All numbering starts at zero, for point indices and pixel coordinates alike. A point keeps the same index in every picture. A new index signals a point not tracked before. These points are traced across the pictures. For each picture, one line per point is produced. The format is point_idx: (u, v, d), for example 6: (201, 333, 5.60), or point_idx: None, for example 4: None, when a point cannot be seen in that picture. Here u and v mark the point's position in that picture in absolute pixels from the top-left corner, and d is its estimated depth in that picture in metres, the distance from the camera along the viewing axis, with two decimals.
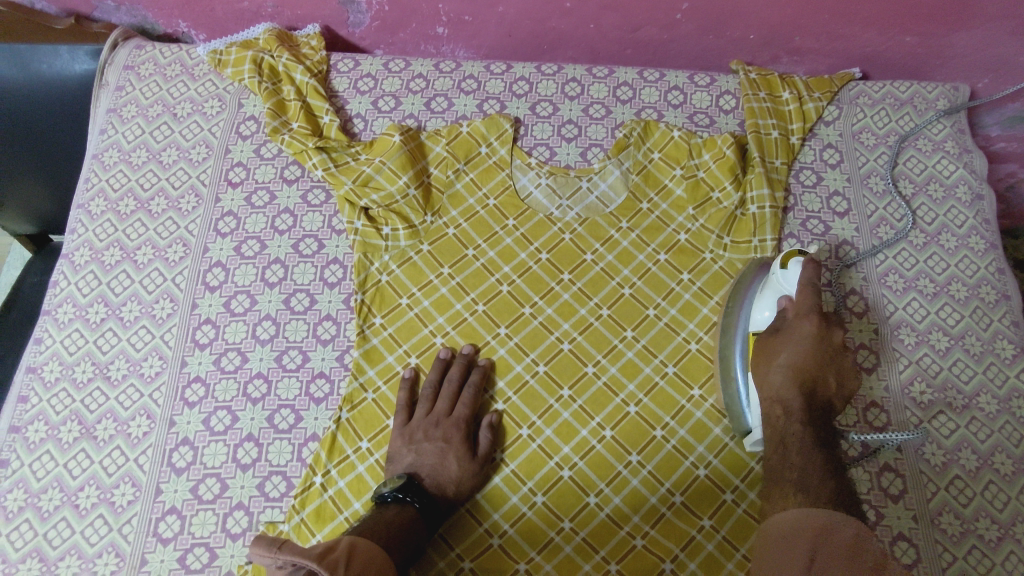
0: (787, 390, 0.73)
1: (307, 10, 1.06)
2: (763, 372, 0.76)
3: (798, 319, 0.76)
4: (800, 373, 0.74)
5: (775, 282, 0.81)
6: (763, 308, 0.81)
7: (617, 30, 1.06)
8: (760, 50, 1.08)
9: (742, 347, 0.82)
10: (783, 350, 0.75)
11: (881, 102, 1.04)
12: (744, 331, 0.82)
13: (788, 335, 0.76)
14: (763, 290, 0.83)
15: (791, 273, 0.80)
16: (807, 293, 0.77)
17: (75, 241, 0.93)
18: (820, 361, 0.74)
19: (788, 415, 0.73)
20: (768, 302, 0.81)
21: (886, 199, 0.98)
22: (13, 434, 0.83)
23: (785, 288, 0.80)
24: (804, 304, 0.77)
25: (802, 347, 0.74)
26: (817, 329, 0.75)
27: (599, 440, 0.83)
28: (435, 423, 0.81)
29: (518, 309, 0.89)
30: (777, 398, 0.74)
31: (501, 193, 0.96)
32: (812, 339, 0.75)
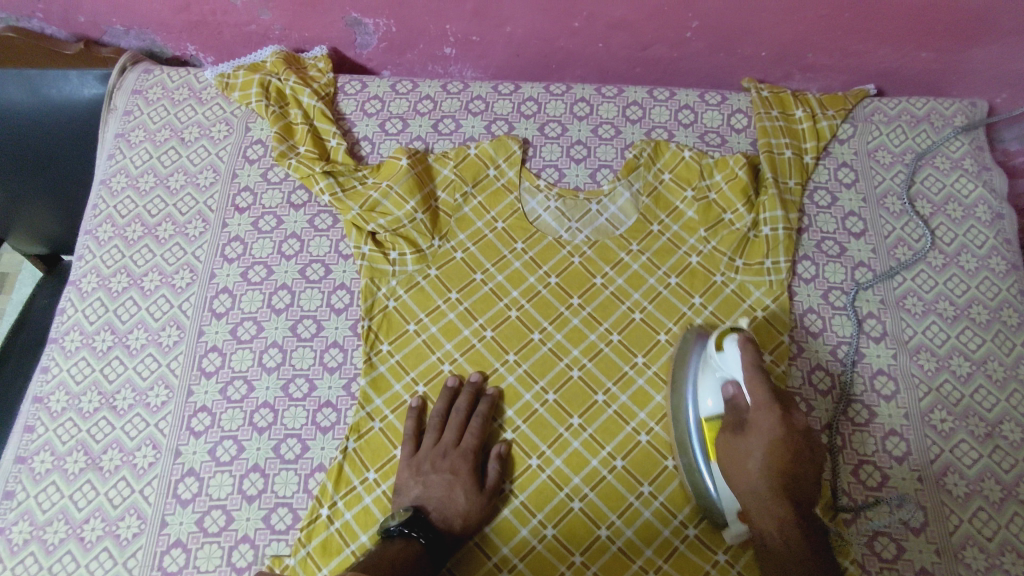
0: (771, 497, 0.69)
1: (315, 32, 1.06)
2: (742, 478, 0.71)
3: (759, 412, 0.71)
4: (778, 476, 0.69)
5: (713, 366, 0.77)
6: (707, 396, 0.77)
7: (627, 49, 1.05)
8: (772, 67, 1.07)
9: (697, 437, 0.77)
10: (755, 451, 0.70)
11: (896, 120, 1.02)
12: (695, 419, 0.78)
13: (756, 433, 0.71)
14: (704, 371, 0.78)
15: (729, 356, 0.75)
16: (755, 381, 0.71)
17: (82, 268, 0.93)
18: (794, 456, 0.70)
19: (783, 527, 0.68)
20: (712, 389, 0.76)
21: (904, 219, 0.95)
22: (19, 465, 0.82)
23: (728, 372, 0.75)
24: (757, 393, 0.71)
25: (773, 447, 0.69)
26: (780, 421, 0.70)
27: (610, 470, 0.81)
28: (442, 454, 0.80)
29: (527, 335, 0.88)
30: (765, 506, 0.69)
31: (510, 216, 0.95)
32: (780, 434, 0.70)
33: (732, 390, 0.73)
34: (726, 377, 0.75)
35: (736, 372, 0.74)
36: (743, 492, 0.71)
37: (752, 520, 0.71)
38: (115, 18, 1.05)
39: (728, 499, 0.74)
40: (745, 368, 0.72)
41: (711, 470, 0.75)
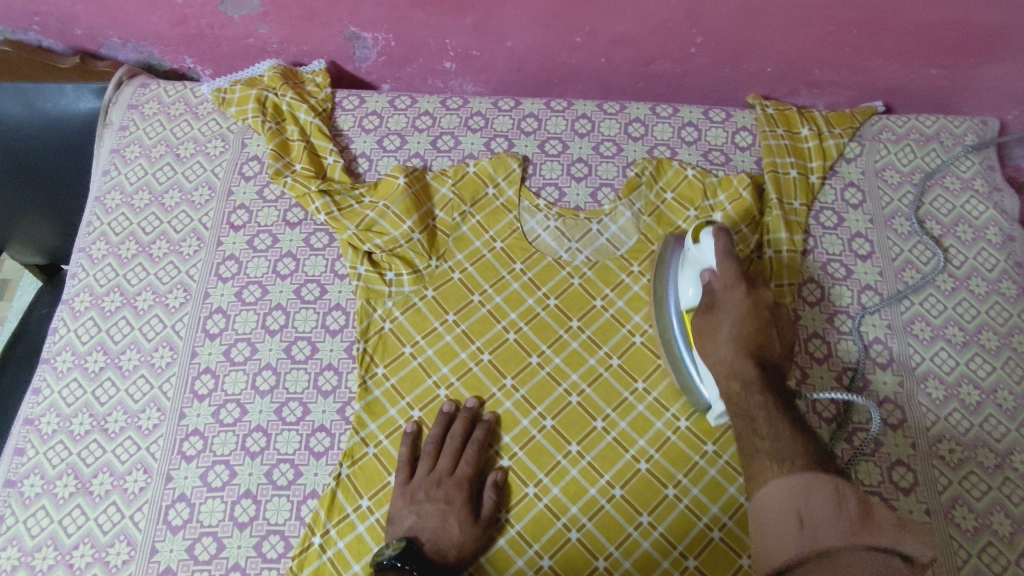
0: (738, 361, 0.69)
1: (313, 46, 1.05)
2: (712, 351, 0.72)
3: (728, 290, 0.73)
4: (743, 343, 0.70)
5: (693, 257, 0.80)
6: (688, 286, 0.79)
7: (629, 64, 1.03)
8: (777, 83, 1.04)
9: (679, 327, 0.80)
10: (723, 324, 0.72)
11: (905, 138, 1.00)
12: (677, 311, 0.81)
13: (724, 308, 0.73)
14: (684, 265, 0.82)
15: (705, 245, 0.78)
16: (726, 261, 0.74)
17: (75, 287, 0.92)
18: (760, 327, 0.71)
19: (747, 387, 0.67)
20: (691, 279, 0.79)
21: (912, 241, 0.93)
22: (8, 488, 0.81)
23: (705, 261, 0.78)
24: (727, 272, 0.74)
25: (741, 317, 0.71)
26: (747, 295, 0.72)
27: (608, 500, 0.79)
28: (437, 482, 0.78)
29: (526, 359, 0.86)
30: (732, 372, 0.69)
31: (509, 235, 0.93)
32: (746, 306, 0.72)
33: (707, 275, 0.75)
34: (702, 266, 0.79)
35: (711, 258, 0.77)
36: (713, 364, 0.71)
37: (722, 388, 0.70)
38: (112, 30, 1.04)
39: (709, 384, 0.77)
40: (718, 251, 0.75)
41: (693, 357, 0.78)
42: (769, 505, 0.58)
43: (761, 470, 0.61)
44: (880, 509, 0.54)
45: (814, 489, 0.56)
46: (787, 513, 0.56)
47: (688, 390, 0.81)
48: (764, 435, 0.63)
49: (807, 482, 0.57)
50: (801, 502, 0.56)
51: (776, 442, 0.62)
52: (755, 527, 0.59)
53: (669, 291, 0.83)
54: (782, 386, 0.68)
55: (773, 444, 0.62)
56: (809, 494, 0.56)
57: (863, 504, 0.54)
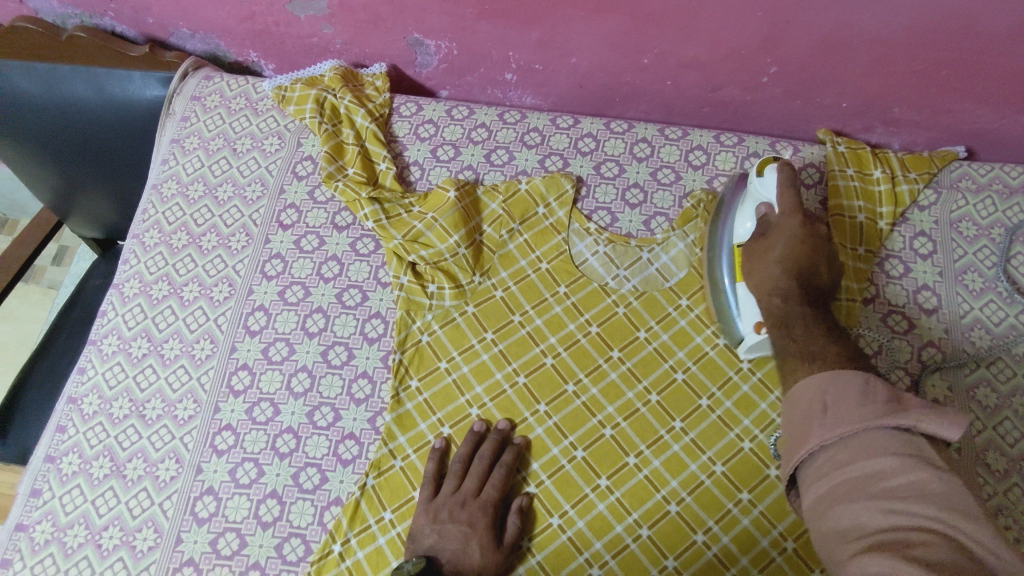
0: (782, 278, 0.72)
1: (376, 49, 1.04)
2: (760, 272, 0.74)
3: (786, 216, 0.75)
4: (792, 263, 0.72)
5: (755, 191, 0.81)
6: (745, 220, 0.82)
7: (696, 89, 1.00)
8: (852, 119, 1.00)
9: (727, 261, 0.83)
10: (775, 247, 0.74)
11: (986, 189, 0.95)
12: (728, 244, 0.84)
13: (779, 231, 0.75)
14: (744, 200, 0.84)
15: (768, 179, 0.80)
16: (788, 191, 0.77)
17: (126, 272, 0.94)
18: (812, 253, 0.73)
19: (787, 299, 0.71)
20: (750, 213, 0.81)
21: (984, 300, 0.88)
22: (47, 464, 0.83)
23: (766, 195, 0.80)
24: (787, 200, 0.76)
25: (795, 240, 0.73)
26: (804, 221, 0.74)
27: (634, 539, 0.76)
28: (461, 504, 0.77)
29: (561, 386, 0.84)
30: (775, 288, 0.72)
31: (555, 257, 0.91)
32: (803, 231, 0.73)
33: (765, 208, 0.79)
34: (762, 200, 0.81)
35: (772, 193, 0.79)
36: (758, 282, 0.74)
37: (762, 305, 0.74)
38: (182, 21, 1.05)
39: (747, 314, 0.79)
40: (780, 181, 0.77)
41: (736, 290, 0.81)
42: (798, 399, 0.60)
43: (793, 369, 0.64)
44: (910, 397, 0.56)
45: (842, 380, 0.58)
46: (814, 401, 0.58)
47: (726, 324, 0.83)
48: (798, 339, 0.67)
49: (837, 374, 0.59)
50: (828, 391, 0.58)
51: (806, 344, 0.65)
52: (784, 422, 0.61)
53: (724, 224, 0.85)
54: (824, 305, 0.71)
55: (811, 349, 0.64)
56: (837, 385, 0.58)
57: (890, 391, 0.56)
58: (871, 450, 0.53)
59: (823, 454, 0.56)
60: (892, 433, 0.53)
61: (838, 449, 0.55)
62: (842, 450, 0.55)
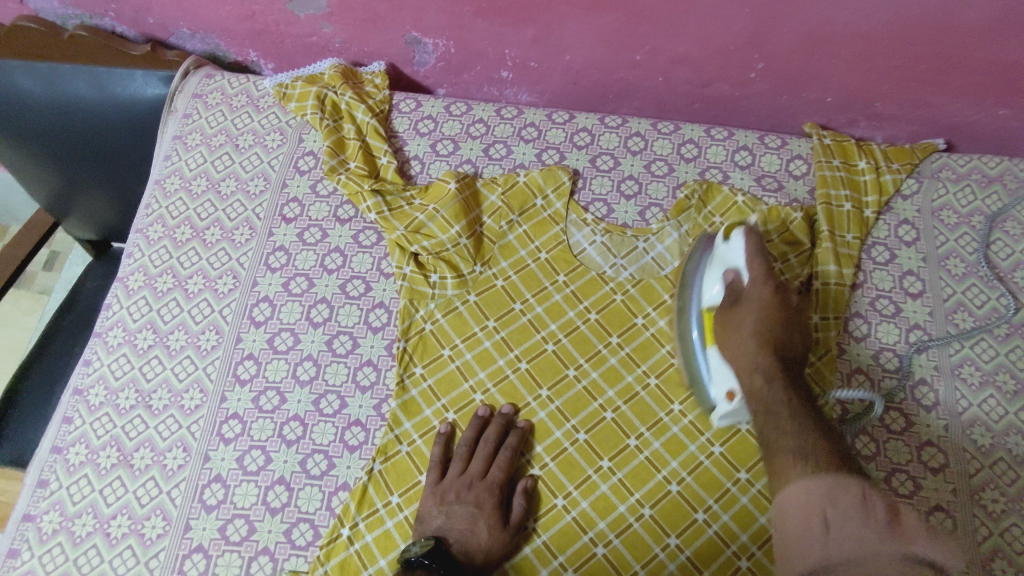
0: (762, 356, 0.69)
1: (374, 48, 1.07)
2: (735, 346, 0.72)
3: (755, 287, 0.74)
4: (766, 339, 0.70)
5: (723, 256, 0.79)
6: (713, 284, 0.79)
7: (687, 85, 1.03)
8: (836, 113, 1.03)
9: (698, 325, 0.80)
10: (748, 320, 0.72)
11: (965, 178, 0.99)
12: (698, 307, 0.80)
13: (750, 304, 0.73)
14: (712, 264, 0.81)
15: (735, 245, 0.78)
16: (755, 261, 0.75)
17: (131, 265, 0.95)
18: (784, 327, 0.72)
19: (770, 381, 0.67)
20: (716, 278, 0.79)
21: (966, 283, 0.91)
22: (54, 455, 0.83)
23: (732, 261, 0.77)
24: (755, 269, 0.75)
25: (766, 315, 0.72)
26: (775, 294, 0.73)
27: (637, 518, 0.78)
28: (468, 485, 0.79)
29: (562, 370, 0.86)
30: (755, 366, 0.69)
31: (554, 247, 0.94)
32: (773, 304, 0.73)
33: (733, 275, 0.76)
34: (729, 265, 0.78)
35: (738, 259, 0.76)
36: (735, 357, 0.71)
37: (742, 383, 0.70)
38: (182, 21, 1.07)
39: (720, 380, 0.76)
40: (747, 250, 0.76)
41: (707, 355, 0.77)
42: (793, 507, 0.57)
43: (782, 466, 0.61)
44: (908, 514, 0.54)
45: (842, 492, 0.55)
46: (811, 515, 0.55)
47: (697, 389, 0.80)
48: (791, 432, 0.63)
49: (832, 485, 0.56)
50: (827, 504, 0.55)
51: (800, 442, 0.61)
52: (779, 531, 0.58)
53: (693, 286, 0.83)
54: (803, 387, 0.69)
55: (798, 443, 0.61)
56: (834, 500, 0.55)
57: (892, 509, 0.54)
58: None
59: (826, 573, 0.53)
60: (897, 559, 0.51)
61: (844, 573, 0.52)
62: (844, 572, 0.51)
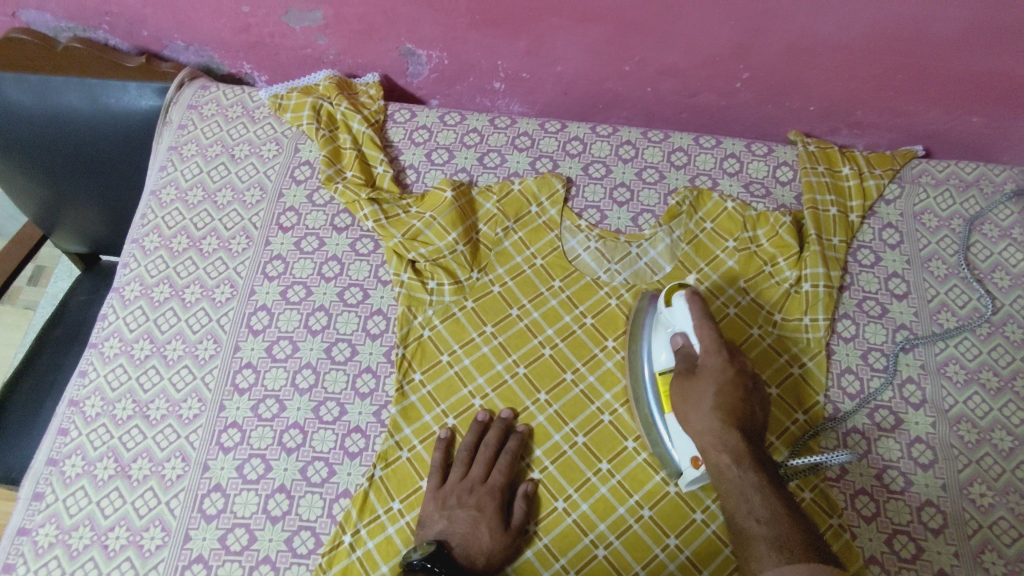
0: (725, 433, 0.70)
1: (368, 59, 1.08)
2: (697, 421, 0.72)
3: (708, 355, 0.73)
4: (726, 412, 0.71)
5: (666, 320, 0.80)
6: (661, 351, 0.80)
7: (675, 95, 1.06)
8: (819, 122, 1.07)
9: (653, 391, 0.82)
10: (707, 393, 0.72)
11: (944, 183, 1.02)
12: (651, 374, 0.82)
13: (706, 374, 0.73)
14: (657, 329, 0.83)
15: (676, 309, 0.78)
16: (704, 325, 0.74)
17: (126, 275, 0.95)
18: (740, 395, 0.72)
19: (738, 461, 0.68)
20: (663, 344, 0.80)
21: (948, 285, 0.94)
22: (50, 467, 0.83)
23: (677, 326, 0.78)
24: (705, 337, 0.74)
25: (723, 386, 0.72)
26: (728, 362, 0.73)
27: (637, 520, 0.79)
28: (469, 489, 0.79)
29: (560, 375, 0.88)
30: (721, 443, 0.70)
31: (549, 253, 0.95)
32: (729, 373, 0.73)
33: (680, 341, 0.77)
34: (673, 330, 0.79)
35: (683, 323, 0.77)
36: (700, 433, 0.72)
37: (709, 460, 0.70)
38: (176, 33, 1.07)
39: (683, 447, 0.77)
40: (693, 316, 0.75)
41: (667, 421, 0.79)
42: None
43: (758, 555, 0.62)
44: None
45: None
46: None
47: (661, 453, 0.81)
48: (761, 516, 0.64)
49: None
50: None
51: (772, 527, 0.63)
52: None
53: (643, 353, 0.84)
54: (765, 456, 0.70)
55: (771, 530, 0.63)
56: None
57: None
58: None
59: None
60: None
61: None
62: None
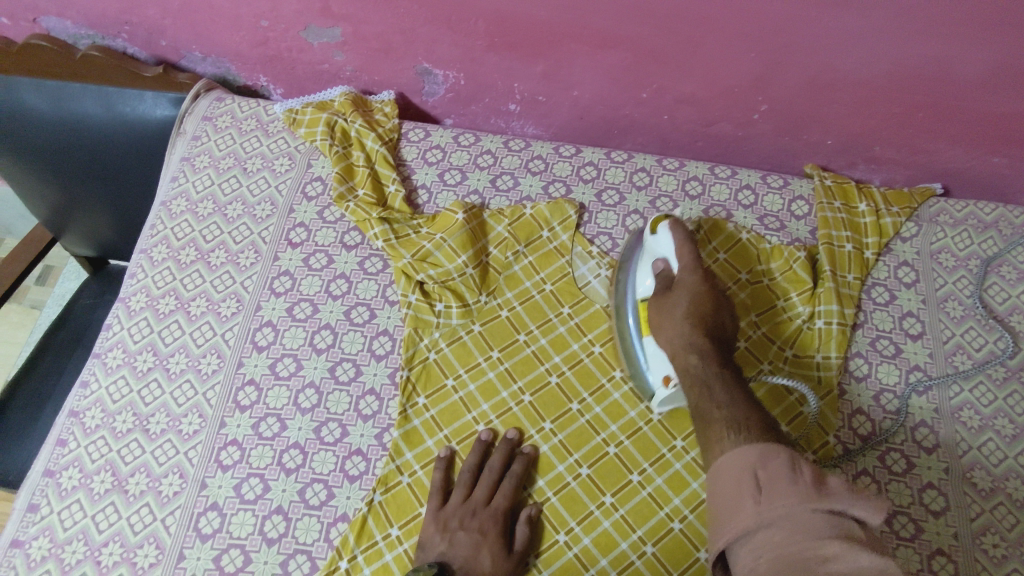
0: (695, 337, 0.74)
1: (384, 77, 1.08)
2: (670, 328, 0.76)
3: (685, 274, 0.78)
4: (697, 318, 0.75)
5: (651, 249, 0.83)
6: (646, 277, 0.83)
7: (691, 123, 1.05)
8: (836, 155, 1.05)
9: (633, 315, 0.84)
10: (680, 304, 0.77)
11: (963, 223, 1.01)
12: (632, 300, 0.84)
13: (682, 288, 0.78)
14: (642, 258, 0.85)
15: (661, 237, 0.82)
16: (684, 248, 0.79)
17: (133, 286, 0.94)
18: (714, 307, 0.76)
19: (704, 357, 0.72)
20: (647, 270, 0.83)
21: (964, 326, 0.93)
22: (46, 478, 0.82)
23: (661, 251, 0.82)
24: (685, 257, 0.79)
25: (696, 297, 0.76)
26: (703, 278, 0.78)
27: (639, 556, 0.77)
28: (471, 513, 0.78)
29: (566, 404, 0.86)
30: (689, 344, 0.74)
31: (559, 279, 0.94)
32: (704, 287, 0.77)
33: (663, 265, 0.80)
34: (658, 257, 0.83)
35: (667, 249, 0.81)
36: (672, 339, 0.76)
37: (678, 362, 0.75)
38: (195, 45, 1.08)
39: (657, 367, 0.81)
40: (675, 240, 0.80)
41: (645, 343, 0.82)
42: (726, 473, 0.59)
43: (718, 437, 0.64)
44: (833, 477, 0.56)
45: (772, 457, 0.58)
46: (746, 474, 0.58)
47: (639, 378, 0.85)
48: (721, 400, 0.68)
49: (764, 451, 0.59)
50: (759, 469, 0.57)
51: (731, 407, 0.66)
52: (712, 499, 0.60)
53: (628, 281, 0.87)
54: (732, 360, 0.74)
55: (729, 412, 0.66)
56: (765, 460, 0.58)
57: (817, 472, 0.56)
58: (806, 534, 0.52)
59: (757, 535, 0.54)
60: (825, 517, 0.53)
61: (774, 533, 0.54)
62: (777, 532, 0.53)
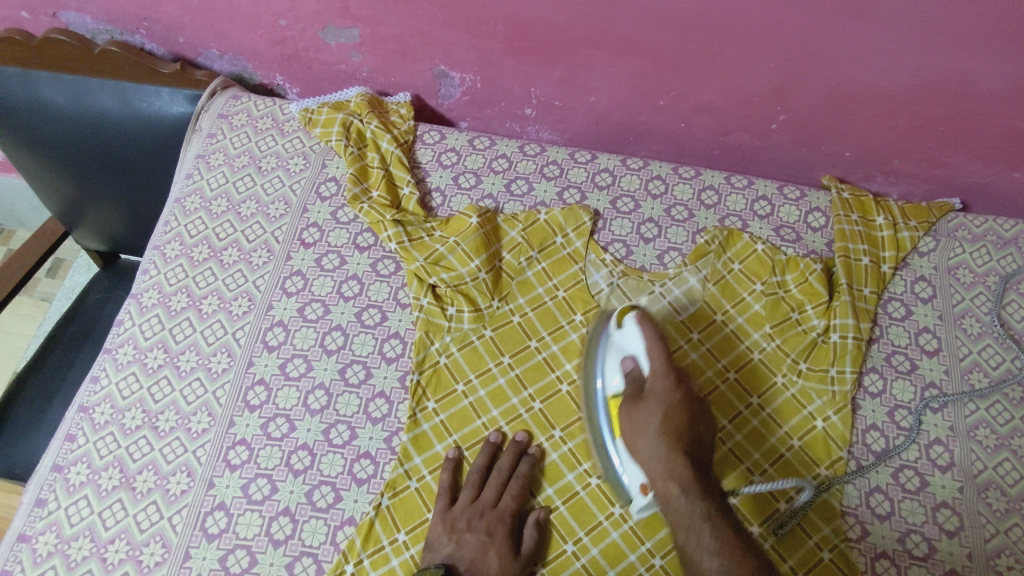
0: (675, 464, 0.66)
1: (400, 79, 1.08)
2: (643, 448, 0.69)
3: (657, 381, 0.71)
4: (673, 439, 0.67)
5: (619, 344, 0.77)
6: (614, 375, 0.76)
7: (708, 132, 1.05)
8: (854, 167, 1.05)
9: (604, 414, 0.78)
10: (651, 421, 0.69)
11: (982, 239, 1.00)
12: (603, 397, 0.78)
13: (654, 398, 0.70)
14: (609, 351, 0.79)
15: (630, 332, 0.75)
16: (654, 348, 0.72)
17: (145, 282, 0.94)
18: (690, 422, 0.69)
19: (686, 490, 0.65)
20: (616, 368, 0.76)
21: (981, 344, 0.92)
22: (54, 473, 0.82)
23: (630, 350, 0.75)
24: (656, 361, 0.72)
25: (669, 412, 0.69)
26: (675, 387, 0.70)
27: (647, 568, 0.77)
28: (480, 513, 0.78)
29: (576, 413, 0.86)
30: (669, 473, 0.66)
31: (572, 285, 0.94)
32: (678, 399, 0.70)
33: (632, 365, 0.74)
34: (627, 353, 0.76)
35: (636, 347, 0.74)
36: (646, 461, 0.68)
37: (658, 490, 0.67)
38: (212, 42, 1.08)
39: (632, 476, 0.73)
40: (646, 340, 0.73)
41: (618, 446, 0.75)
42: None
43: None
44: None
45: None
46: None
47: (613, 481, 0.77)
48: (711, 549, 0.63)
49: None
50: None
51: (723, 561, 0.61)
52: None
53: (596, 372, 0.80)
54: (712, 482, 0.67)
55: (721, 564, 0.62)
56: None
57: None
58: None
59: None
60: None
61: None
62: None
